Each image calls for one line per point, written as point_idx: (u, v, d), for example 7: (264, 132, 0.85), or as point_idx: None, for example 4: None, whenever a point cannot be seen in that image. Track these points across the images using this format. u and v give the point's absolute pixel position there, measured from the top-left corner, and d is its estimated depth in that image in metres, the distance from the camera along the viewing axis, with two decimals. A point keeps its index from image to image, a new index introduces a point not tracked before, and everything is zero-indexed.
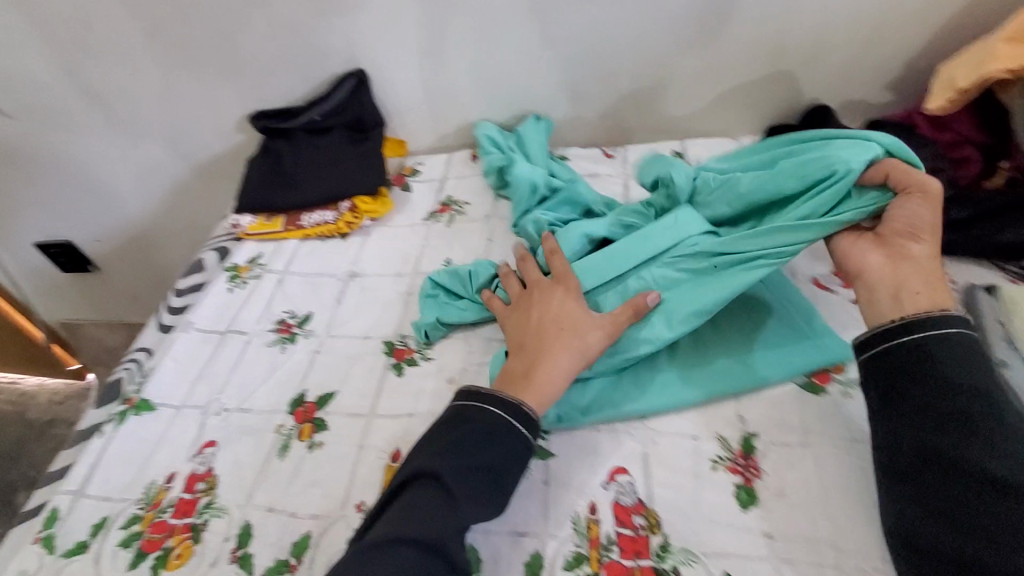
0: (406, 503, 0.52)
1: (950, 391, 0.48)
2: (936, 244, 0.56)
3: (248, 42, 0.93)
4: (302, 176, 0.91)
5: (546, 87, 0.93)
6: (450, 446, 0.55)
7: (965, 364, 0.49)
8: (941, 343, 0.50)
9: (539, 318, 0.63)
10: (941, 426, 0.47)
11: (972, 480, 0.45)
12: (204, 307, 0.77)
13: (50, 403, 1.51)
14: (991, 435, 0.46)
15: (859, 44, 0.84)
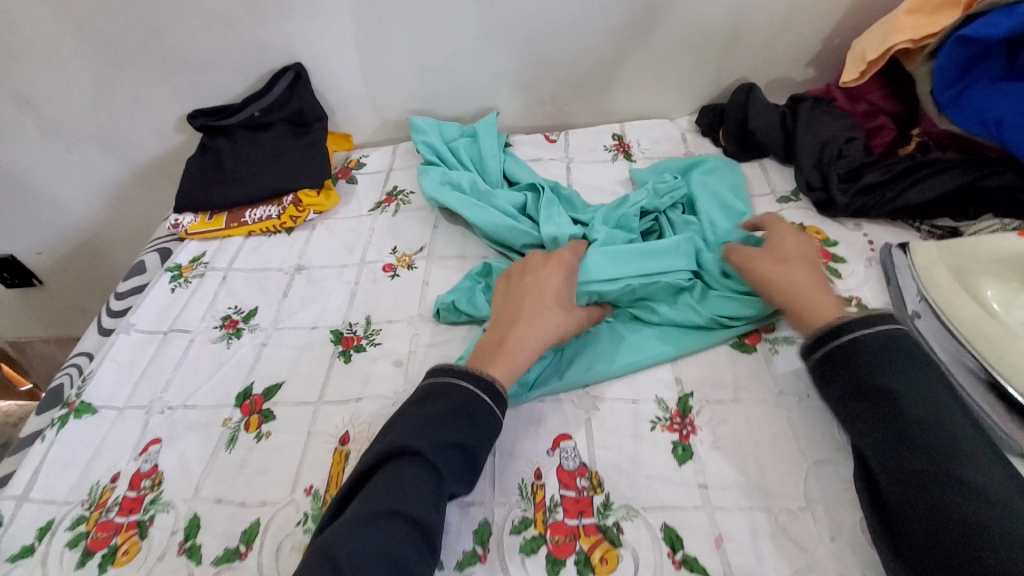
0: (374, 485, 0.46)
1: (868, 398, 0.47)
2: (804, 265, 0.57)
3: (180, 41, 0.92)
4: (242, 172, 0.90)
5: (485, 81, 0.95)
6: (429, 422, 0.49)
7: (873, 364, 0.48)
8: (843, 349, 0.50)
9: (524, 287, 0.60)
10: (875, 434, 0.46)
11: (917, 489, 0.42)
12: (148, 306, 0.76)
13: None
14: (908, 428, 0.44)
15: (780, 22, 0.87)
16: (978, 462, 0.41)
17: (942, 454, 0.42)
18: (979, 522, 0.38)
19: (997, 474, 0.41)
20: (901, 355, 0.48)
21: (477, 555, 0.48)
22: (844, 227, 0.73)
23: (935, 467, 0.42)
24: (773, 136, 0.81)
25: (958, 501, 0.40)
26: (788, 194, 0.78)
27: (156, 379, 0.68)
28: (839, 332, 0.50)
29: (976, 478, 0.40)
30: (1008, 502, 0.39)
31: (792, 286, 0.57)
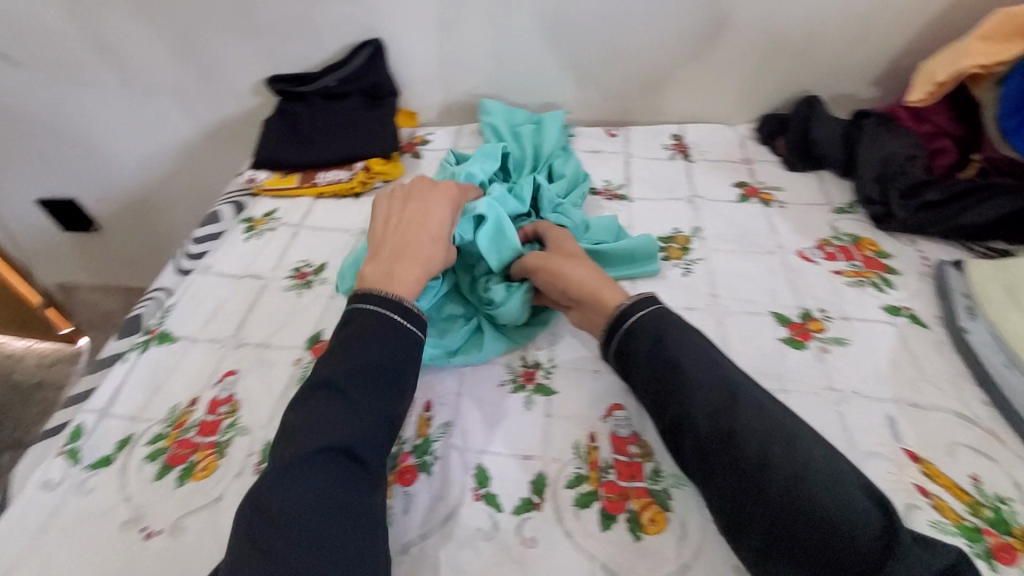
0: (293, 420, 0.48)
1: (662, 375, 0.50)
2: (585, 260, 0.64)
3: (268, 8, 0.96)
4: (317, 136, 0.95)
5: (553, 72, 0.98)
6: (339, 354, 0.51)
7: (658, 341, 0.52)
8: (637, 329, 0.53)
9: (407, 219, 0.64)
10: (669, 408, 0.49)
11: (718, 453, 0.45)
12: (224, 251, 0.81)
13: (38, 365, 1.54)
14: (691, 395, 0.48)
15: (846, 40, 0.89)
16: (751, 404, 0.47)
17: (723, 409, 0.47)
18: (768, 466, 0.43)
19: (765, 408, 0.47)
20: (670, 323, 0.53)
21: (533, 503, 0.51)
22: (898, 242, 0.75)
23: (726, 426, 0.46)
24: (836, 149, 0.84)
25: (749, 452, 0.44)
26: (844, 206, 0.81)
27: (230, 319, 0.72)
28: (625, 319, 0.54)
29: (749, 424, 0.45)
30: (784, 440, 0.45)
31: (586, 278, 0.60)
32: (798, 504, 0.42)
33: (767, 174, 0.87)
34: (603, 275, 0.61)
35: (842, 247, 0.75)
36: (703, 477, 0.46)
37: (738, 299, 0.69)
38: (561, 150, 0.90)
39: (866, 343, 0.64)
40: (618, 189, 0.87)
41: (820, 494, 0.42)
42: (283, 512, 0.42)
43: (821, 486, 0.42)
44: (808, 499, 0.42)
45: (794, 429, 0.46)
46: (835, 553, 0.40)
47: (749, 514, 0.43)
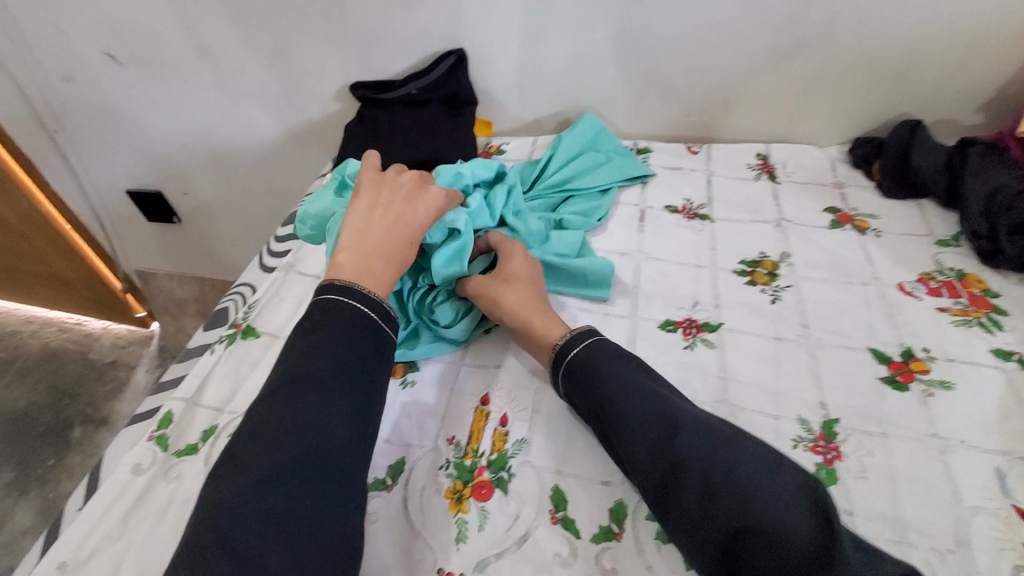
0: (262, 416, 0.49)
1: (603, 409, 0.52)
2: (521, 286, 0.64)
3: (358, 16, 0.99)
4: (396, 141, 0.97)
5: (634, 85, 0.96)
6: (311, 351, 0.52)
7: (592, 375, 0.54)
8: (574, 364, 0.56)
9: (392, 214, 0.64)
10: (615, 446, 0.51)
11: (662, 483, 0.47)
12: (306, 250, 0.84)
13: (113, 346, 1.64)
14: (627, 430, 0.50)
15: (958, 61, 0.83)
16: (688, 424, 0.48)
17: (660, 434, 0.49)
18: (707, 486, 0.45)
19: (702, 426, 0.48)
20: (605, 348, 0.56)
21: (612, 532, 0.50)
22: (1008, 280, 0.69)
23: (664, 451, 0.48)
24: (938, 177, 0.78)
25: (687, 477, 0.46)
26: (948, 238, 0.75)
27: None
28: (560, 363, 0.56)
29: (686, 449, 0.47)
30: (720, 462, 0.46)
31: (520, 314, 0.62)
32: (743, 529, 0.42)
33: (860, 200, 0.82)
34: (540, 306, 0.62)
35: (947, 283, 0.70)
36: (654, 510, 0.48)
37: (831, 331, 0.65)
38: (602, 189, 0.87)
39: (976, 390, 0.59)
40: (699, 208, 0.84)
41: (761, 512, 0.43)
42: (252, 515, 0.43)
43: (760, 501, 0.43)
44: (750, 518, 0.43)
45: (732, 444, 0.47)
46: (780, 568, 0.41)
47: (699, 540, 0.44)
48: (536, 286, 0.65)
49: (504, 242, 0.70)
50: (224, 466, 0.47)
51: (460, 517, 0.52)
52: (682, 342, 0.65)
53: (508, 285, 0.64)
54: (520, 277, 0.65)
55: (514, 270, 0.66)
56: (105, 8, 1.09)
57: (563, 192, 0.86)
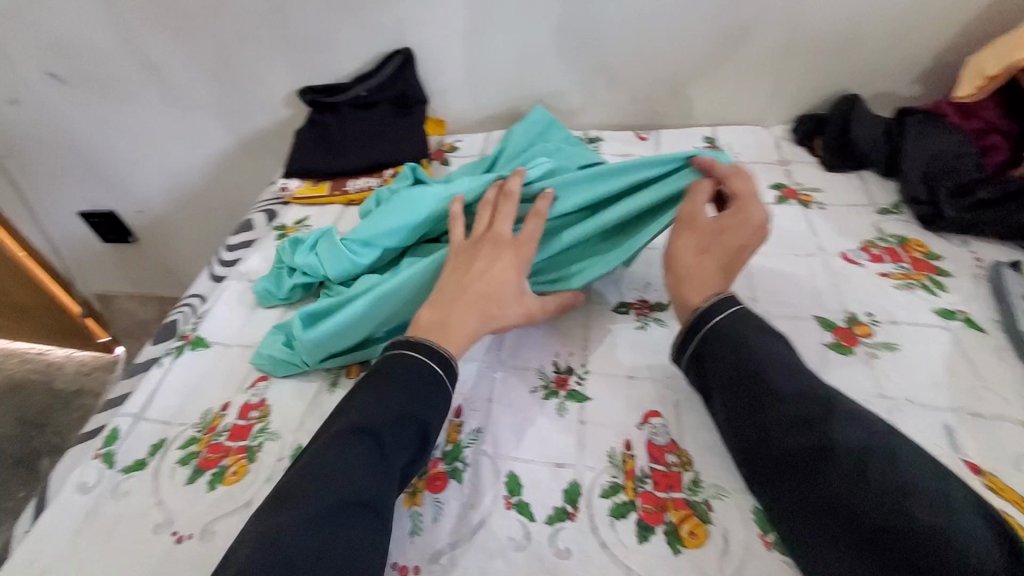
0: (319, 456, 0.47)
1: (748, 392, 0.49)
2: (722, 257, 0.58)
3: (302, 21, 0.98)
4: (347, 145, 0.96)
5: (581, 76, 0.97)
6: (375, 400, 0.51)
7: (744, 348, 0.51)
8: (722, 338, 0.52)
9: (477, 265, 0.60)
10: (754, 419, 0.48)
11: (800, 469, 0.44)
12: (257, 258, 0.83)
13: (77, 374, 1.60)
14: (774, 405, 0.47)
15: (889, 35, 0.86)
16: (845, 416, 0.45)
17: (812, 423, 0.45)
18: (861, 479, 0.41)
19: (859, 421, 0.45)
20: (758, 334, 0.52)
21: (567, 512, 0.50)
22: (950, 242, 0.70)
23: (814, 440, 0.44)
24: (878, 148, 0.80)
25: (833, 467, 0.43)
26: (888, 207, 0.76)
27: (263, 325, 0.73)
28: (703, 321, 0.54)
29: (845, 436, 0.44)
30: (886, 454, 0.42)
31: (685, 269, 0.58)
32: (904, 527, 0.39)
33: (804, 175, 0.84)
34: (722, 283, 0.57)
35: (888, 249, 0.71)
36: (779, 499, 0.45)
37: (778, 303, 0.66)
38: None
39: (919, 350, 0.59)
40: None
41: (922, 513, 0.39)
42: (293, 555, 0.41)
43: (920, 503, 0.39)
44: (911, 520, 0.39)
45: (892, 444, 0.43)
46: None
47: (835, 536, 0.41)
48: (734, 262, 0.58)
49: (753, 208, 0.58)
50: (271, 503, 0.45)
51: (415, 510, 0.51)
52: (635, 322, 0.66)
53: (701, 253, 0.58)
54: (729, 247, 0.58)
55: (727, 239, 0.58)
56: (42, 25, 1.07)
57: None
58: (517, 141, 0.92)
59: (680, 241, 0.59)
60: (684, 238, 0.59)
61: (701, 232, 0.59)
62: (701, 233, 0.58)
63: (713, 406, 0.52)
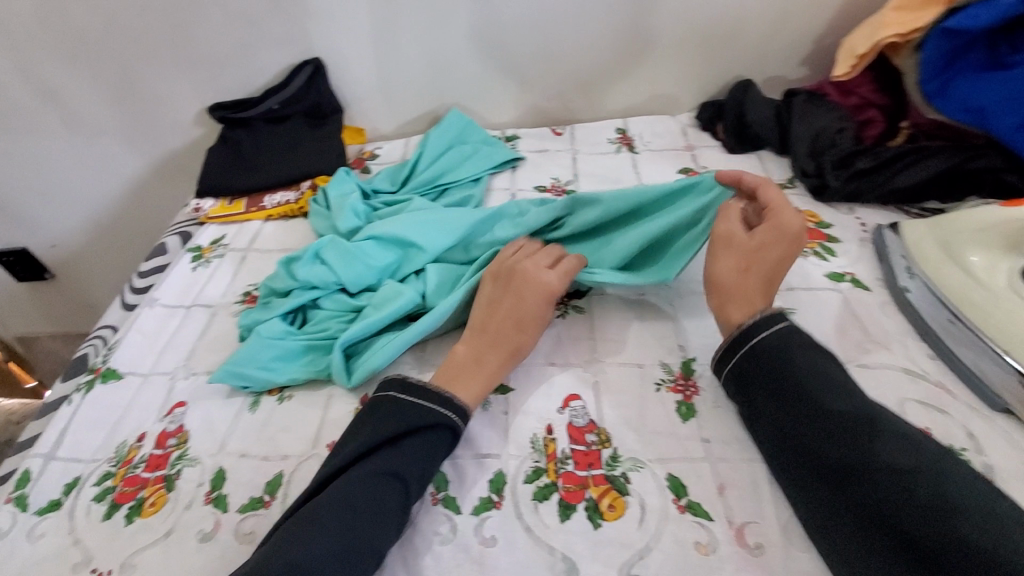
0: (340, 494, 0.46)
1: (792, 411, 0.48)
2: (764, 272, 0.57)
3: (204, 35, 0.95)
4: (262, 159, 0.94)
5: (494, 75, 0.99)
6: (402, 443, 0.50)
7: (784, 364, 0.50)
8: (766, 355, 0.52)
9: (506, 305, 0.60)
10: (794, 435, 0.48)
11: (847, 487, 0.44)
12: (171, 282, 0.80)
13: (7, 423, 1.47)
14: (817, 421, 0.47)
15: (774, 21, 0.91)
16: (891, 435, 0.44)
17: (859, 443, 0.44)
18: (910, 496, 0.40)
19: (908, 440, 0.44)
20: (802, 347, 0.52)
21: (492, 502, 0.51)
22: (837, 211, 0.75)
23: (858, 456, 0.44)
24: (769, 129, 0.85)
25: (881, 486, 0.42)
26: (784, 181, 0.82)
27: (180, 349, 0.71)
28: (747, 338, 0.53)
29: (888, 451, 0.43)
30: (930, 466, 0.42)
31: (727, 286, 0.58)
32: (948, 539, 0.38)
33: (709, 158, 0.88)
34: (767, 299, 0.56)
35: None
36: (825, 515, 0.44)
37: (686, 280, 0.69)
38: (474, 179, 0.88)
39: (813, 311, 0.63)
40: (566, 184, 0.87)
41: (965, 525, 0.38)
42: None
43: (972, 522, 0.38)
44: (957, 531, 0.38)
45: (943, 462, 0.42)
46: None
47: (885, 553, 0.40)
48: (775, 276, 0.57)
49: (788, 216, 0.59)
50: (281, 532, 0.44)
51: None
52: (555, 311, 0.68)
53: (743, 270, 0.58)
54: (770, 261, 0.58)
55: (764, 256, 0.58)
56: None
57: (435, 188, 0.87)
58: (435, 145, 0.93)
59: (718, 260, 0.59)
60: (723, 256, 0.59)
61: (740, 247, 0.59)
62: (739, 248, 0.59)
63: (755, 427, 0.51)
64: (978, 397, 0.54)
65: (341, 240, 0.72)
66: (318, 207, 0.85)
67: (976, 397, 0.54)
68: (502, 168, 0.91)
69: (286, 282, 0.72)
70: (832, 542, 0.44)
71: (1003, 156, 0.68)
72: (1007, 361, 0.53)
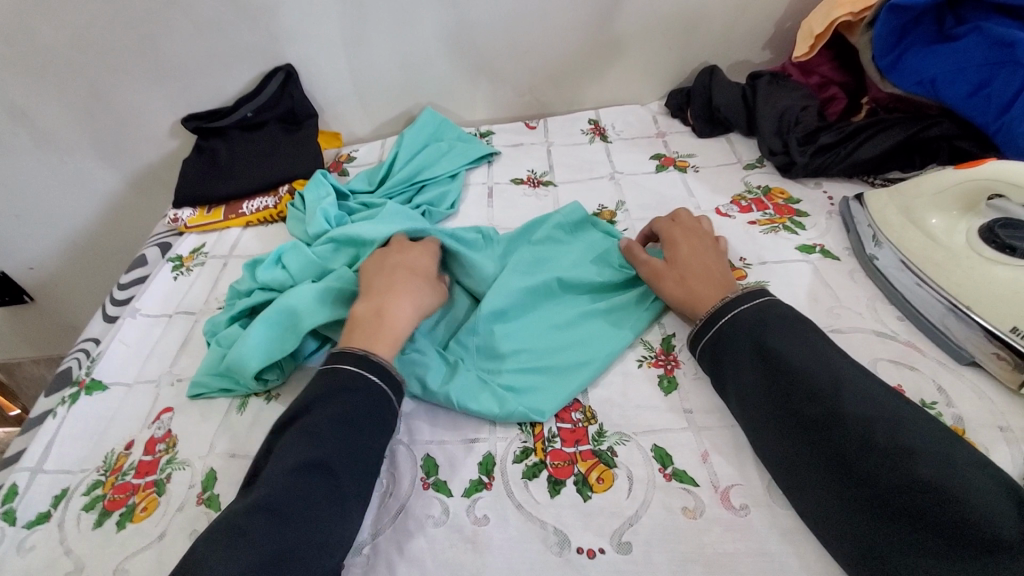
0: (265, 493, 0.44)
1: (764, 373, 0.51)
2: (706, 275, 0.61)
3: (172, 47, 0.95)
4: (239, 166, 0.94)
5: (466, 73, 1.00)
6: (320, 429, 0.49)
7: (757, 334, 0.53)
8: (739, 324, 0.55)
9: (399, 273, 0.63)
10: (769, 395, 0.50)
11: (815, 441, 0.46)
12: (151, 293, 0.81)
13: None
14: (789, 381, 0.49)
15: (736, 7, 0.94)
16: (855, 389, 0.47)
17: (825, 398, 0.47)
18: (872, 445, 0.44)
19: (870, 394, 0.47)
20: (777, 318, 0.54)
21: (483, 483, 0.51)
22: (805, 186, 0.78)
23: (827, 410, 0.47)
24: (736, 111, 0.87)
25: (844, 437, 0.45)
26: (753, 161, 0.84)
27: (165, 357, 0.71)
28: (727, 309, 0.56)
29: (855, 406, 0.46)
30: (889, 414, 0.45)
31: (681, 295, 0.60)
32: (907, 483, 0.42)
33: (679, 143, 0.91)
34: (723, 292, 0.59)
35: (755, 199, 0.77)
36: (792, 467, 0.47)
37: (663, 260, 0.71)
38: (451, 175, 0.89)
39: (786, 282, 0.65)
40: (542, 176, 0.89)
41: (926, 470, 0.41)
42: None
43: (930, 466, 0.42)
44: (916, 476, 0.41)
45: (901, 411, 0.45)
46: (946, 535, 0.40)
47: (848, 499, 0.44)
48: (715, 270, 0.62)
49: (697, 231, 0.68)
50: (212, 541, 0.42)
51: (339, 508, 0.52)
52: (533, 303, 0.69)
53: (682, 279, 0.61)
54: (703, 268, 0.62)
55: (691, 265, 0.62)
56: None
57: (412, 186, 0.87)
58: (410, 145, 0.93)
59: (655, 277, 0.63)
60: (658, 271, 0.63)
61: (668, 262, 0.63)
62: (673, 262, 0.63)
63: (728, 388, 0.53)
64: (946, 352, 0.56)
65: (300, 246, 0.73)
66: (295, 211, 0.86)
67: (945, 353, 0.56)
68: (478, 163, 0.93)
69: (247, 284, 0.73)
70: (797, 493, 0.46)
71: (956, 123, 0.71)
72: (971, 317, 0.55)
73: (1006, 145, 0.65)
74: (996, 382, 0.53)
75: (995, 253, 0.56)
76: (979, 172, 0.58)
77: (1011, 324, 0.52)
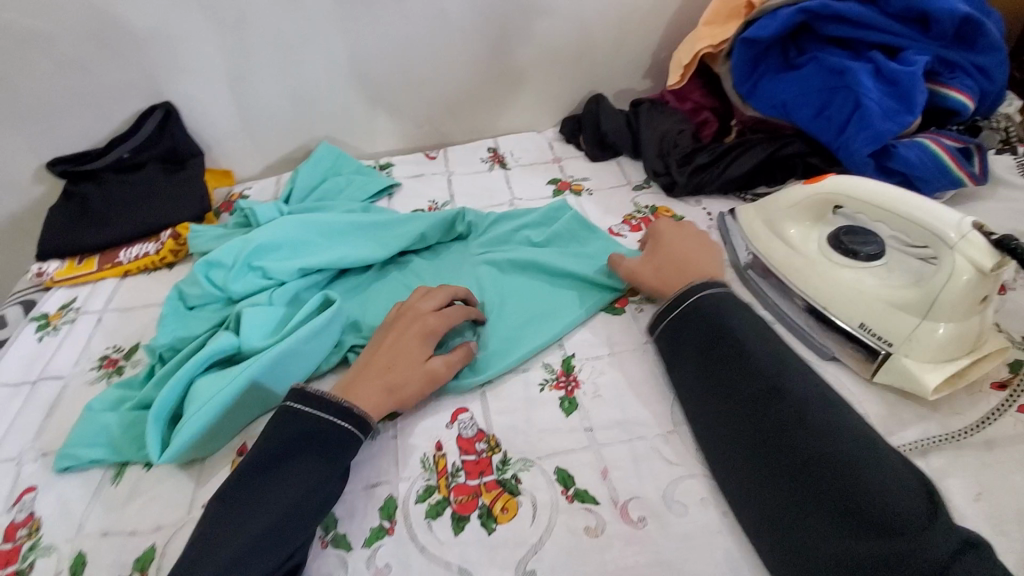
0: (239, 519, 0.45)
1: (715, 351, 0.54)
2: (680, 267, 0.63)
3: (30, 87, 0.87)
4: (113, 212, 0.87)
5: (361, 106, 0.99)
6: (286, 447, 0.49)
7: (718, 321, 0.56)
8: (700, 307, 0.58)
9: (382, 359, 0.57)
10: (717, 370, 0.53)
11: (753, 414, 0.50)
12: (10, 359, 0.72)
13: None
14: (735, 360, 0.53)
15: (615, 38, 1.00)
16: (796, 372, 0.51)
17: (769, 376, 0.51)
18: (805, 419, 0.47)
19: (807, 378, 0.51)
20: (735, 308, 0.57)
21: (384, 529, 0.50)
22: (687, 205, 0.83)
23: (770, 385, 0.50)
24: (622, 135, 0.93)
25: (782, 411, 0.48)
26: (641, 182, 0.89)
27: (26, 430, 0.64)
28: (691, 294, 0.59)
29: (795, 385, 0.50)
30: (822, 397, 0.49)
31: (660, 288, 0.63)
32: (831, 461, 0.45)
33: (574, 168, 0.94)
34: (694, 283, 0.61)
35: (644, 218, 0.82)
36: (729, 436, 0.50)
37: None
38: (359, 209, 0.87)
39: None
40: (444, 206, 0.90)
41: (849, 451, 0.45)
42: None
43: (849, 444, 0.45)
44: (841, 454, 0.45)
45: (831, 397, 0.49)
46: (849, 513, 0.42)
47: (771, 466, 0.47)
48: (695, 257, 0.64)
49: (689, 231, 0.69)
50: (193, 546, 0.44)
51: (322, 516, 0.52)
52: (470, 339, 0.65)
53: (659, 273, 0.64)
54: (683, 261, 0.64)
55: (668, 258, 0.65)
56: None
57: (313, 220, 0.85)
58: (305, 180, 0.91)
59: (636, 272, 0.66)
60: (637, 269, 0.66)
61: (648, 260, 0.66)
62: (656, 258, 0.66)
63: (681, 372, 0.56)
64: (812, 350, 0.62)
65: (250, 245, 0.69)
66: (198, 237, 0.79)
67: (811, 350, 0.62)
68: (379, 195, 0.91)
69: (203, 293, 0.69)
70: (728, 464, 0.49)
71: (806, 142, 0.79)
72: (829, 317, 0.61)
73: (847, 160, 0.73)
74: (855, 373, 0.59)
75: (843, 257, 0.62)
76: (823, 187, 0.63)
77: (859, 321, 0.58)
